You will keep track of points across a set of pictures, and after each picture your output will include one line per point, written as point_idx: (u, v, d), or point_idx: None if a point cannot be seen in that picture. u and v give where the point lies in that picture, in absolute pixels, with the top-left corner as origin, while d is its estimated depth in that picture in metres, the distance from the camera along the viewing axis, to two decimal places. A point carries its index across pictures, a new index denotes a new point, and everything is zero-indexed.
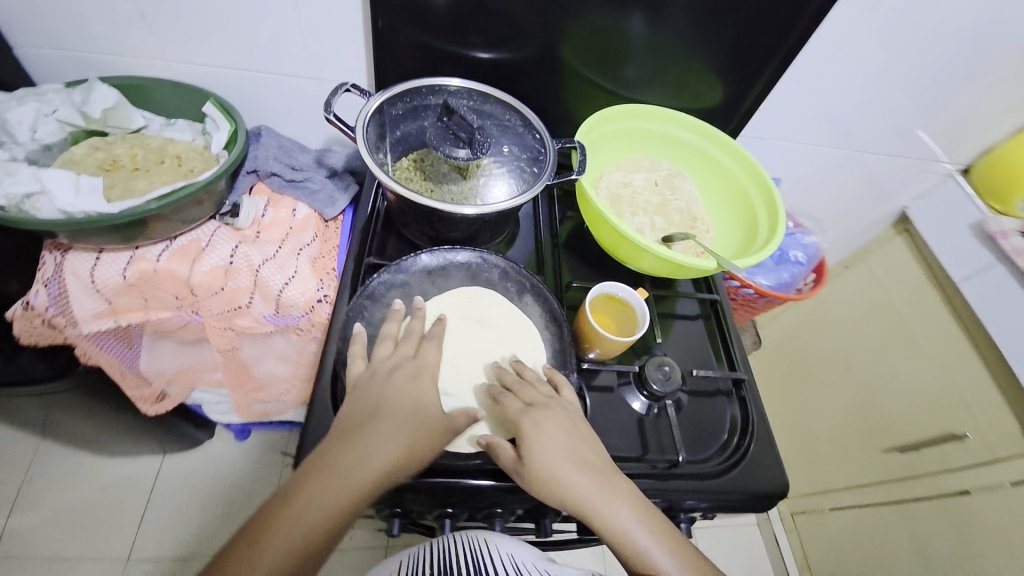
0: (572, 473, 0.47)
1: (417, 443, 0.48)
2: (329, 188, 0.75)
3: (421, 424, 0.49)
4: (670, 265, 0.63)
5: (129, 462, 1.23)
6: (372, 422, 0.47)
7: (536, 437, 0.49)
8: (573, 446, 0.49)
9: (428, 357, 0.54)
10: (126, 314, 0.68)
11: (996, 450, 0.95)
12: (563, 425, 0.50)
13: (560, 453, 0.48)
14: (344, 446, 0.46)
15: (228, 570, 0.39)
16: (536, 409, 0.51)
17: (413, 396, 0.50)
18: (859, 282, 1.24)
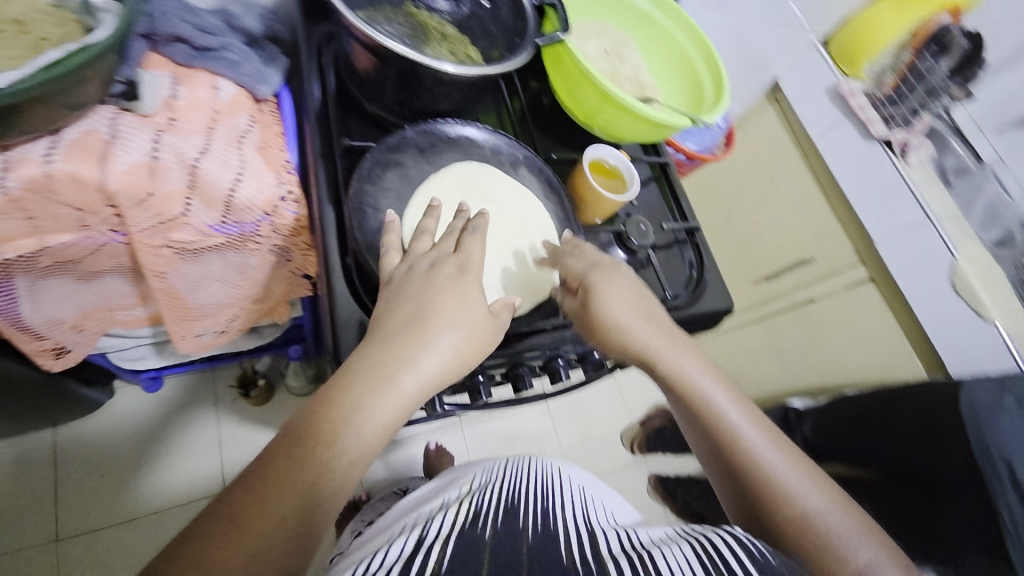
0: (638, 327, 0.54)
1: (465, 348, 0.46)
2: (254, 61, 0.61)
3: (471, 329, 0.47)
4: (647, 126, 0.67)
5: (16, 439, 1.08)
6: (418, 325, 0.45)
7: (603, 297, 0.54)
8: (637, 307, 0.55)
9: (470, 251, 0.51)
10: (12, 245, 0.53)
11: (835, 267, 1.27)
12: (623, 289, 0.55)
13: (627, 310, 0.55)
14: (394, 351, 0.43)
15: (283, 456, 0.39)
16: (596, 274, 0.56)
17: (462, 293, 0.48)
18: (738, 150, 1.44)
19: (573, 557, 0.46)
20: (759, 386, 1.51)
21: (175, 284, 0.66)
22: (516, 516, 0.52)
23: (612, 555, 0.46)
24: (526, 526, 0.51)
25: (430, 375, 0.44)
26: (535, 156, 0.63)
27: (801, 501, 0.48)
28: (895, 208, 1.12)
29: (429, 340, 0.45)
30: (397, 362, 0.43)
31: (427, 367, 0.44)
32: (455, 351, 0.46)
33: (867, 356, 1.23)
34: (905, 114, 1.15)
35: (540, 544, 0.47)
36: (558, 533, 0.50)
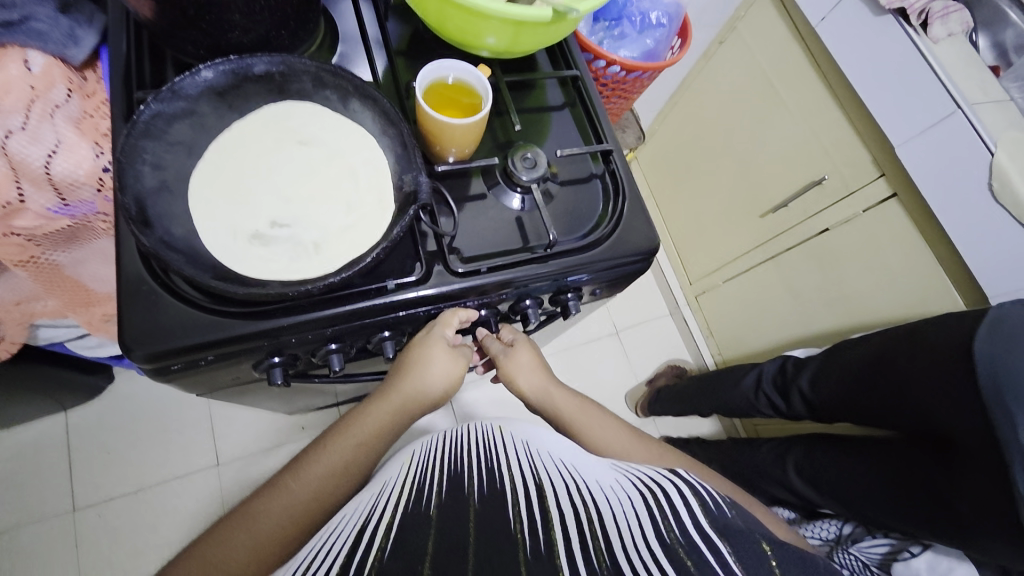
0: (544, 393, 0.63)
1: (452, 380, 0.59)
2: (64, 24, 0.55)
3: (454, 366, 0.58)
4: (513, 28, 0.55)
5: (26, 428, 1.16)
6: (411, 373, 0.57)
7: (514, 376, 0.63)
8: (539, 373, 0.63)
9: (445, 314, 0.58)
10: None
11: (849, 185, 1.05)
12: (531, 360, 0.63)
13: (531, 378, 0.63)
14: (393, 390, 0.57)
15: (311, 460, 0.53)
16: (515, 347, 0.63)
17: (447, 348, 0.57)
18: (733, 57, 1.22)
19: (519, 519, 0.39)
20: (774, 335, 1.32)
21: (56, 267, 0.65)
22: (461, 483, 0.45)
23: (564, 514, 0.40)
24: (472, 491, 0.43)
25: (421, 400, 0.58)
26: (368, 83, 0.52)
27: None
28: (915, 98, 0.87)
29: (421, 374, 0.57)
30: (393, 396, 0.57)
31: (421, 396, 0.57)
32: (447, 381, 0.58)
33: (894, 290, 1.02)
34: None
35: (490, 513, 0.40)
36: (506, 491, 0.43)
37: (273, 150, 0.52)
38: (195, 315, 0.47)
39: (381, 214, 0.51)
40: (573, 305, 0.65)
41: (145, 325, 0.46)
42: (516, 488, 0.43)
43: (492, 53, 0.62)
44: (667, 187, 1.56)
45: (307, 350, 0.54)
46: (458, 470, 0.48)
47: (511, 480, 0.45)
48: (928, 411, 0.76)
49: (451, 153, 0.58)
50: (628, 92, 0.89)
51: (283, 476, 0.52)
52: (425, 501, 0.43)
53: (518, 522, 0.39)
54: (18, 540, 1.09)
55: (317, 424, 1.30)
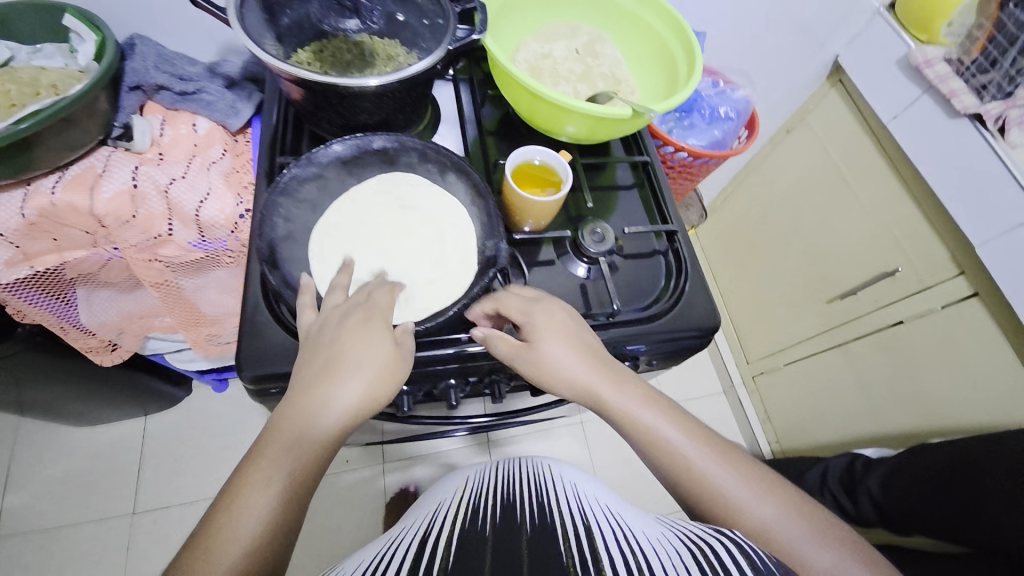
0: (574, 371, 0.52)
1: (382, 381, 0.48)
2: (228, 98, 0.70)
3: (381, 365, 0.48)
4: (595, 123, 0.63)
5: (111, 429, 1.28)
6: (327, 374, 0.46)
7: (541, 352, 0.52)
8: (571, 348, 0.53)
9: (380, 300, 0.52)
10: (41, 259, 0.64)
11: (924, 279, 1.01)
12: (556, 330, 0.53)
13: (571, 379, 0.52)
14: (306, 396, 0.46)
15: (233, 498, 0.42)
16: (531, 322, 0.53)
17: (367, 338, 0.49)
18: (803, 145, 1.25)
19: (572, 553, 0.39)
20: (841, 429, 1.23)
21: (179, 291, 0.76)
22: (515, 514, 0.46)
23: (613, 556, 0.39)
24: (524, 521, 0.44)
25: (342, 412, 0.46)
26: (465, 160, 0.60)
27: (756, 512, 0.48)
28: (995, 201, 0.85)
29: (344, 376, 0.46)
30: (308, 402, 0.46)
31: (341, 405, 0.46)
32: (377, 384, 0.47)
33: (978, 398, 0.95)
34: (1002, 82, 0.85)
35: (537, 533, 0.42)
36: (557, 526, 0.43)
37: (380, 213, 0.61)
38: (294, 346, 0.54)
39: (465, 275, 0.58)
40: (630, 373, 0.67)
41: (254, 348, 0.53)
42: (563, 516, 0.45)
43: (568, 138, 0.69)
44: (727, 262, 1.57)
45: None
46: (512, 500, 0.50)
47: (559, 511, 0.47)
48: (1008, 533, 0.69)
49: (528, 224, 0.65)
50: (694, 175, 0.95)
51: (223, 504, 0.42)
52: (482, 521, 0.45)
53: (569, 557, 0.39)
54: (81, 534, 1.18)
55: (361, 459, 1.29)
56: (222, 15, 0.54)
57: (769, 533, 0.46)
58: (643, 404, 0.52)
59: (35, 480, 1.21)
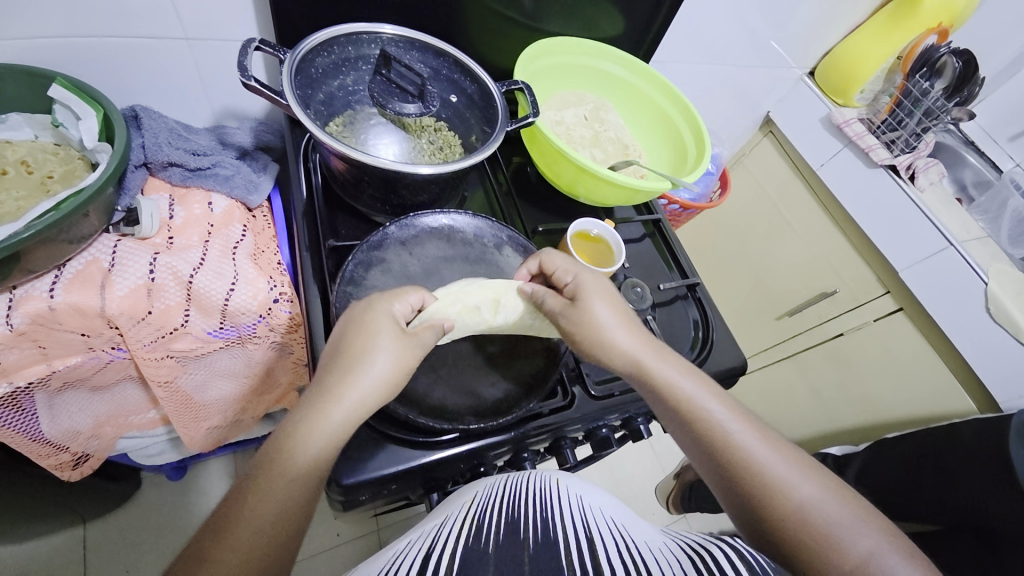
0: (617, 331, 0.51)
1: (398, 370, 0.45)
2: (245, 172, 0.65)
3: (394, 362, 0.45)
4: (626, 192, 0.69)
5: (32, 550, 1.04)
6: (344, 370, 0.43)
7: (584, 302, 0.53)
8: (617, 314, 0.53)
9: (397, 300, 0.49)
10: (22, 373, 0.53)
11: (858, 297, 1.20)
12: (601, 293, 0.54)
13: (613, 334, 0.51)
14: (331, 389, 0.42)
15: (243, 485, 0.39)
16: (578, 285, 0.54)
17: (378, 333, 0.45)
18: (741, 183, 1.41)
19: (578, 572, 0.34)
20: (798, 429, 1.40)
21: (183, 389, 0.65)
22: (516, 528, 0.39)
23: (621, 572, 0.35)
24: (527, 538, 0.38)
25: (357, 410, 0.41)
26: (518, 234, 0.64)
27: (793, 495, 0.42)
28: (912, 234, 1.07)
29: (363, 370, 0.43)
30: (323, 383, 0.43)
31: (355, 402, 0.41)
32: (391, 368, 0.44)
33: (911, 393, 1.14)
34: (908, 138, 1.09)
35: (543, 556, 0.36)
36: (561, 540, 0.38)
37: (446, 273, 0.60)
38: (383, 443, 0.52)
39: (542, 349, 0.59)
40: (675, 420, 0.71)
41: (343, 455, 0.50)
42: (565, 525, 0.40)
43: (585, 200, 0.74)
44: None
45: (460, 474, 0.57)
46: (514, 505, 0.43)
47: (565, 520, 0.41)
48: (971, 508, 0.84)
49: None
50: (679, 221, 1.05)
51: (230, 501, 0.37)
52: (483, 538, 0.38)
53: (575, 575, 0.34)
54: None
55: (355, 530, 1.14)
56: (281, 100, 0.52)
57: (810, 515, 0.40)
58: (675, 370, 0.50)
59: None
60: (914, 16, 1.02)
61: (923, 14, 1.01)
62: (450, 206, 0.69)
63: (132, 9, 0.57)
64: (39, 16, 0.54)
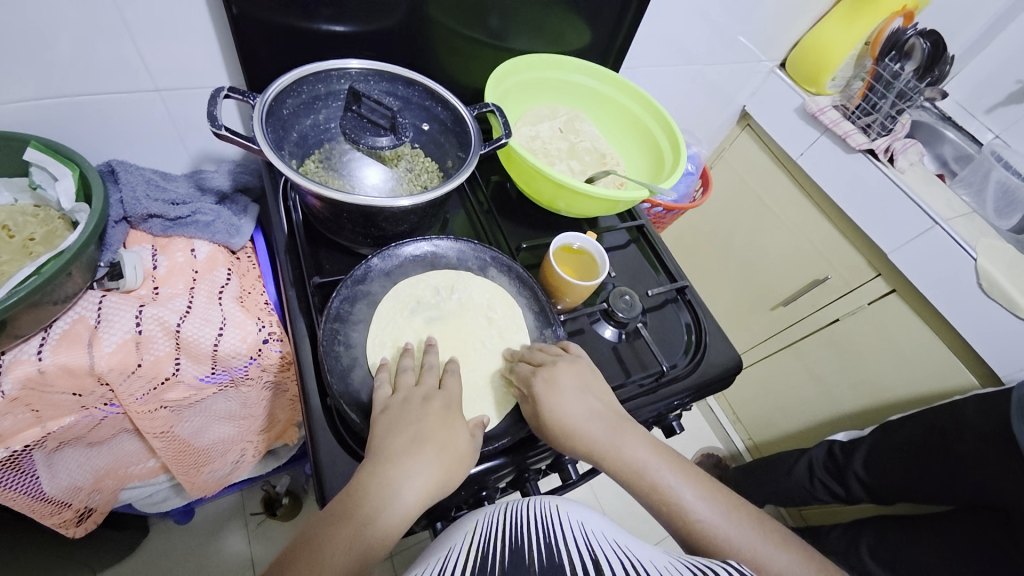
0: (680, 487, 0.51)
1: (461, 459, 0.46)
2: (225, 215, 0.66)
3: (455, 454, 0.46)
4: (606, 203, 0.70)
5: None
6: (411, 451, 0.44)
7: (550, 401, 0.52)
8: (587, 400, 0.53)
9: (453, 389, 0.51)
10: (17, 438, 0.53)
11: (850, 282, 1.21)
12: (576, 379, 0.54)
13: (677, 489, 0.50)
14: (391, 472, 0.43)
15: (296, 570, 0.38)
16: (548, 368, 0.54)
17: (446, 423, 0.47)
18: (724, 178, 1.42)
19: None
20: (805, 418, 1.40)
21: (180, 436, 0.65)
22: (521, 552, 0.39)
23: None
24: (533, 561, 0.38)
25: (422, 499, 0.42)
26: (502, 255, 0.65)
27: None
28: (896, 216, 1.08)
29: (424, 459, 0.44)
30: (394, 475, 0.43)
31: (422, 489, 0.43)
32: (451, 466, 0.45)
33: (912, 373, 1.14)
34: (884, 121, 1.10)
35: None
36: (568, 562, 0.38)
37: (416, 285, 0.61)
38: None
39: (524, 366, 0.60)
40: (676, 424, 0.71)
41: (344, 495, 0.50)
42: (569, 547, 0.39)
43: (565, 213, 0.75)
44: None
45: (461, 501, 0.57)
46: (516, 532, 0.43)
47: (568, 548, 0.40)
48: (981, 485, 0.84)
49: (564, 300, 0.68)
50: (665, 223, 1.05)
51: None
52: (488, 568, 0.38)
53: None
54: None
55: None
56: (254, 145, 0.52)
57: None
58: (679, 480, 0.51)
59: None
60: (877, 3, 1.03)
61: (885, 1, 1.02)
62: (432, 231, 0.69)
63: (101, 65, 0.58)
64: (9, 81, 0.55)
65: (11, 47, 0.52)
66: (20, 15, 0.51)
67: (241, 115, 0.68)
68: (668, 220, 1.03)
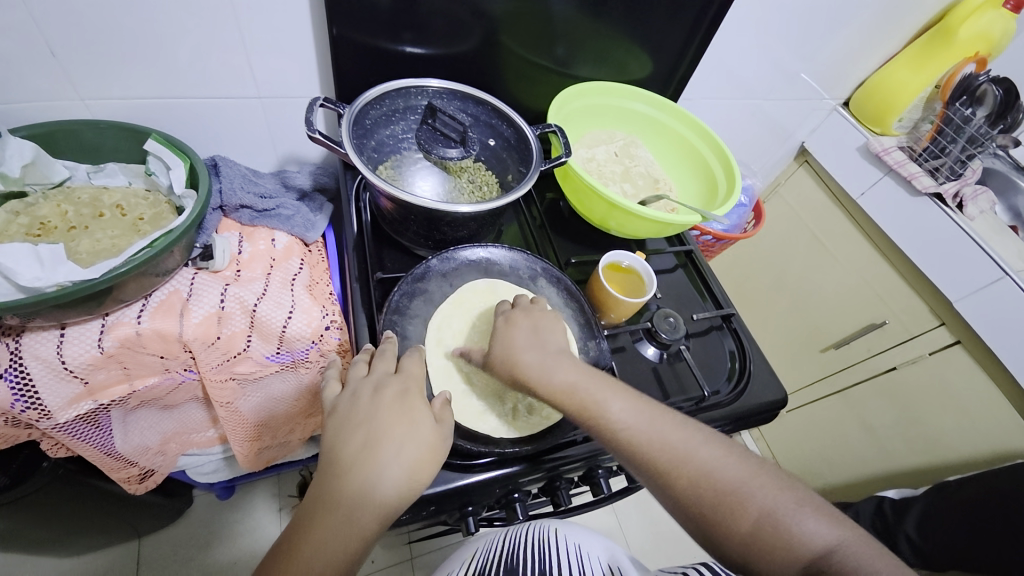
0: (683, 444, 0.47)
1: (425, 453, 0.46)
2: (304, 211, 0.73)
3: (423, 447, 0.46)
4: (657, 225, 0.71)
5: (97, 558, 1.11)
6: (368, 456, 0.43)
7: (505, 329, 0.56)
8: (541, 332, 0.55)
9: (412, 369, 0.51)
10: (106, 392, 0.60)
11: (910, 329, 1.15)
12: None
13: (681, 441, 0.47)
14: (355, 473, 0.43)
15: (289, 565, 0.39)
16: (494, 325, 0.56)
17: (405, 416, 0.46)
18: (778, 212, 1.40)
19: None
20: (852, 470, 1.31)
21: (242, 412, 0.69)
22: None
23: None
24: None
25: (387, 503, 0.42)
26: (552, 266, 0.68)
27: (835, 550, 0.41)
28: (964, 264, 1.03)
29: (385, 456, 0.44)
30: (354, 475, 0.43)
31: (384, 493, 0.42)
32: (411, 467, 0.45)
33: (976, 432, 1.07)
34: (953, 165, 1.06)
35: None
36: None
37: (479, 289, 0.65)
38: None
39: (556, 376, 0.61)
40: None
41: None
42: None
43: (616, 233, 0.77)
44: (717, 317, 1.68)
45: (494, 499, 0.59)
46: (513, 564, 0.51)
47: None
48: None
49: (609, 316, 0.70)
50: (713, 252, 1.05)
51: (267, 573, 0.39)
52: None
53: None
54: None
55: (389, 561, 1.15)
56: (340, 149, 0.58)
57: None
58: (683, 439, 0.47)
59: None
60: (950, 46, 1.01)
61: (959, 44, 1.00)
62: (488, 240, 0.73)
63: (218, 72, 0.66)
64: (143, 81, 0.64)
65: (152, 51, 0.62)
66: (162, 25, 0.60)
67: (326, 123, 0.75)
68: (718, 249, 1.03)
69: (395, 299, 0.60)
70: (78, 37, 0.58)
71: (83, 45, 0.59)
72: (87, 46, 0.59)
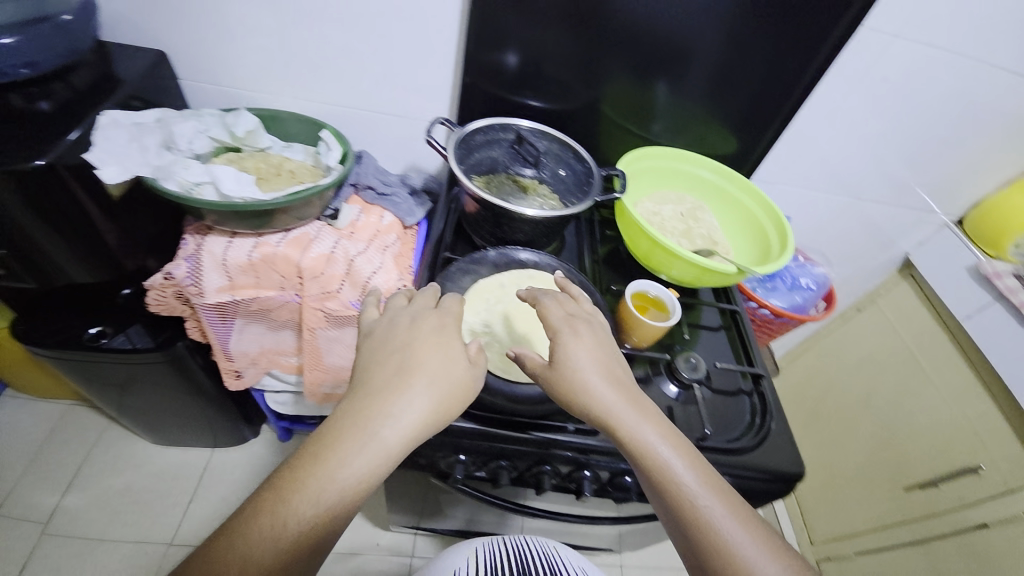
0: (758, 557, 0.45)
1: (455, 390, 0.50)
2: (409, 202, 0.93)
3: (455, 384, 0.50)
4: (700, 271, 0.77)
5: (179, 451, 1.34)
6: (401, 382, 0.48)
7: (572, 345, 0.55)
8: (606, 364, 0.55)
9: (450, 307, 0.57)
10: (241, 290, 0.82)
11: (1010, 482, 0.99)
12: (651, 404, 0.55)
13: (759, 551, 0.45)
14: (383, 401, 0.47)
15: (310, 459, 0.44)
16: (575, 321, 0.58)
17: (444, 349, 0.51)
18: (872, 324, 1.31)
19: None
20: None
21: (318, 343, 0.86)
22: None
23: None
24: None
25: (411, 428, 0.47)
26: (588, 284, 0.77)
27: None
28: None
29: (416, 388, 0.48)
30: (388, 404, 0.47)
31: (414, 420, 0.47)
32: (441, 402, 0.49)
33: None
34: None
35: None
36: None
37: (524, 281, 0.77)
38: None
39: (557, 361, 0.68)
40: None
41: None
42: None
43: (668, 278, 0.84)
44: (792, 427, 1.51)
45: (482, 460, 0.66)
46: None
47: None
48: None
49: (632, 340, 0.76)
50: (772, 331, 1.04)
51: (293, 470, 0.43)
52: None
53: None
54: (114, 552, 1.16)
55: (392, 546, 1.24)
56: (443, 153, 0.76)
57: None
58: (758, 546, 0.46)
59: (91, 486, 1.24)
60: None
61: None
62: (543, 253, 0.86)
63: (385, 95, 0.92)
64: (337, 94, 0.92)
65: (351, 75, 0.89)
66: (361, 60, 0.87)
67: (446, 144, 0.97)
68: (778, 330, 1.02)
69: (451, 268, 0.75)
70: (310, 60, 0.87)
71: (309, 64, 0.88)
72: (311, 65, 0.88)
